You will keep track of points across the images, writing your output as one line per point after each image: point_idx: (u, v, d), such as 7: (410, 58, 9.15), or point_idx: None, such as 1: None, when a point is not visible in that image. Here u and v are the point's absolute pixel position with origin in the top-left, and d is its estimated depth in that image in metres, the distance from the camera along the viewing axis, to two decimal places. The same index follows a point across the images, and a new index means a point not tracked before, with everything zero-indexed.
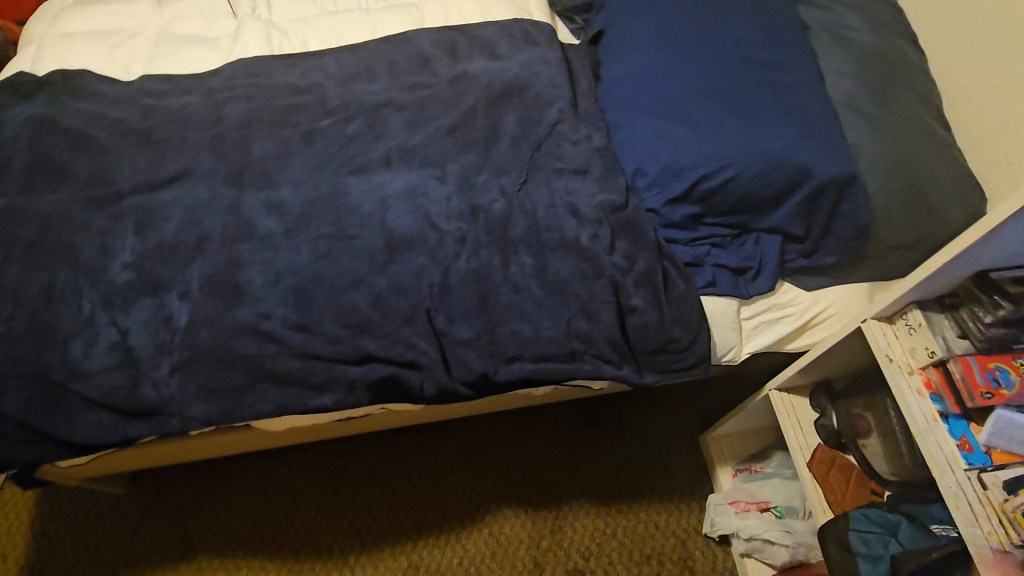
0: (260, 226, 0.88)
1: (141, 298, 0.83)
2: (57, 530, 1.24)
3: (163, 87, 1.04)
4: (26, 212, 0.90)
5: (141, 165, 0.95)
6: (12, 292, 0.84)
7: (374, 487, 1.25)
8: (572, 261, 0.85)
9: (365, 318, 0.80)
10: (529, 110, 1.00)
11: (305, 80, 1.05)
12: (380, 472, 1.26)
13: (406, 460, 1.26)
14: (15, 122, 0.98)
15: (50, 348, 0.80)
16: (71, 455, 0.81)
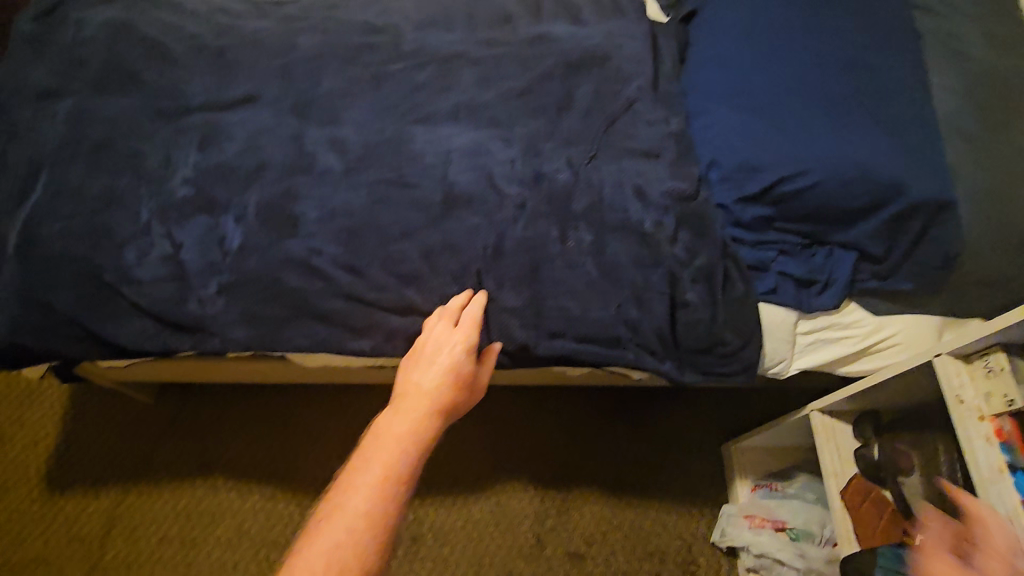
0: (320, 161, 0.87)
1: (197, 215, 0.83)
2: (86, 426, 1.29)
3: (239, 8, 1.03)
4: (96, 113, 0.90)
5: (210, 82, 0.94)
6: (74, 190, 0.85)
7: None
8: (632, 244, 0.82)
9: (414, 270, 0.79)
10: (608, 82, 0.95)
11: (381, 19, 1.02)
12: None
13: None
14: (92, 20, 0.98)
15: (106, 250, 0.82)
16: (111, 357, 0.83)
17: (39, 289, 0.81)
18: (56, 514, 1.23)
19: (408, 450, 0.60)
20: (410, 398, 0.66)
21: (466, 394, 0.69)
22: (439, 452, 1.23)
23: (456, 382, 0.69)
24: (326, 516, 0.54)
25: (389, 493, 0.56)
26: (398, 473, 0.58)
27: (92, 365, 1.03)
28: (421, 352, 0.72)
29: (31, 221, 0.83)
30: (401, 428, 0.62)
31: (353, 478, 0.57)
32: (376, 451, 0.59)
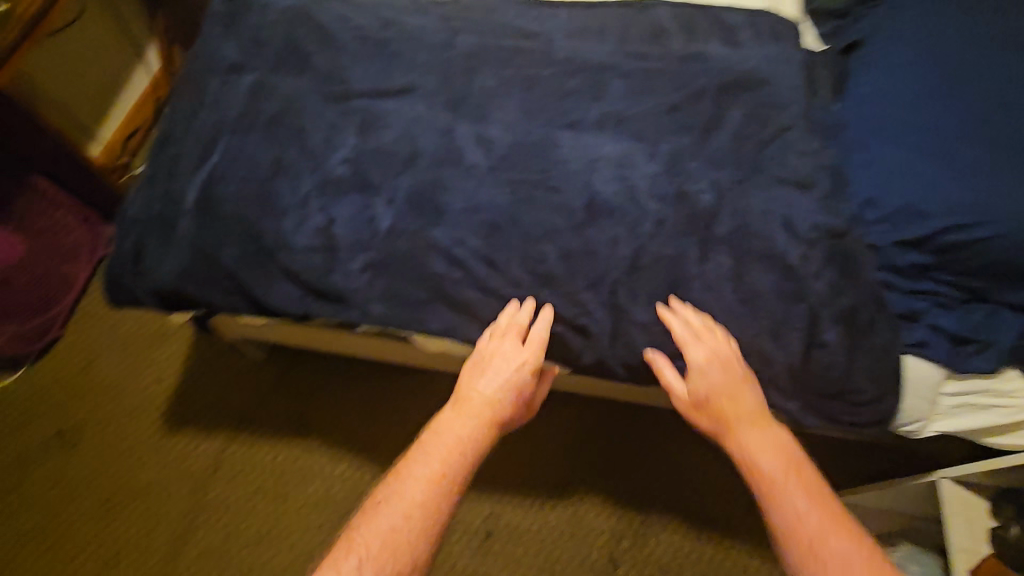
0: (468, 155, 0.90)
1: (352, 194, 0.89)
2: (204, 373, 1.41)
3: (403, 4, 1.09)
4: (273, 90, 0.99)
5: (373, 71, 1.01)
6: (247, 158, 0.93)
7: None
8: (773, 275, 0.79)
9: (548, 271, 0.81)
10: (761, 106, 0.93)
11: (536, 25, 1.05)
12: None
13: None
14: (276, 6, 1.07)
15: (269, 216, 0.89)
16: (258, 314, 0.90)
17: (208, 244, 0.89)
18: (164, 448, 1.34)
19: (466, 454, 0.68)
20: (470, 404, 0.73)
21: (521, 409, 0.76)
22: (522, 451, 1.24)
23: (514, 397, 0.75)
24: (384, 501, 0.64)
25: (440, 493, 0.65)
26: (450, 477, 0.66)
27: (230, 320, 1.12)
28: (487, 358, 0.77)
29: (209, 181, 0.92)
30: (457, 433, 0.70)
31: (410, 471, 0.66)
32: (433, 451, 0.68)
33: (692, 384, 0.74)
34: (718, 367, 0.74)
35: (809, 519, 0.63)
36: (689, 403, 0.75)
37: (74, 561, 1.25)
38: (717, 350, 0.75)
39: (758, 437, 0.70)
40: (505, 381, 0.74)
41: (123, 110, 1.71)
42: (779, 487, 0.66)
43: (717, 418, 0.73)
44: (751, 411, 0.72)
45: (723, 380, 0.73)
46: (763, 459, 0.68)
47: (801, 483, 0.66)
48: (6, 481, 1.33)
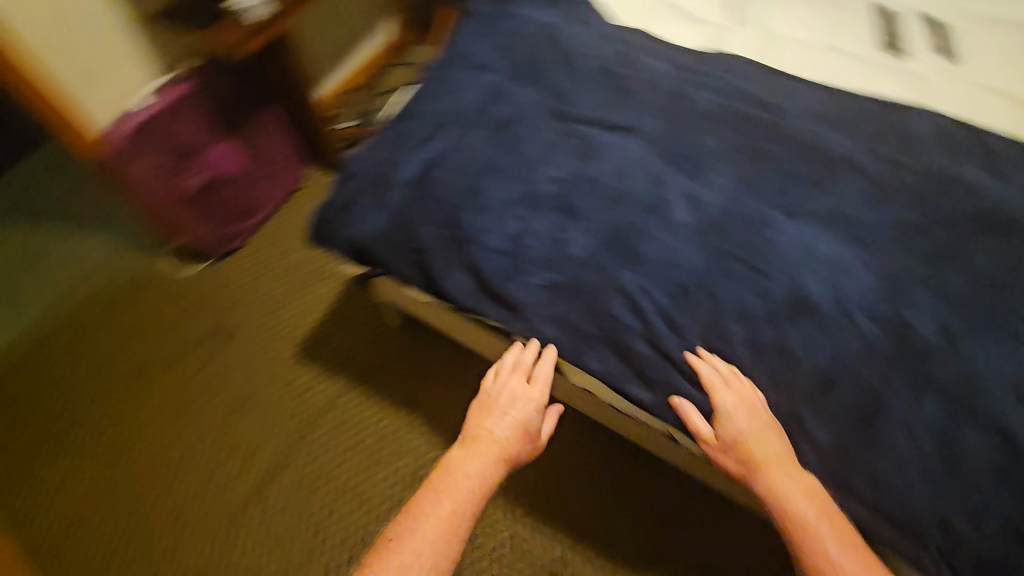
0: (673, 210, 0.88)
1: (549, 213, 0.91)
2: (343, 321, 1.53)
3: (646, 45, 1.11)
4: (508, 97, 1.05)
5: (601, 103, 1.03)
6: (467, 152, 0.99)
7: (563, 466, 1.24)
8: (989, 446, 0.70)
9: (734, 354, 0.79)
10: (1017, 253, 0.82)
11: (776, 98, 1.01)
12: (576, 461, 1.24)
13: (603, 467, 1.24)
14: (530, 21, 1.14)
15: (468, 209, 0.93)
16: (431, 294, 0.96)
17: (409, 218, 0.96)
18: (280, 374, 1.47)
19: (474, 490, 0.76)
20: (480, 443, 0.81)
21: (530, 447, 0.84)
22: (606, 506, 1.20)
23: (523, 437, 0.83)
24: (405, 539, 0.71)
25: (454, 533, 0.72)
26: (462, 515, 0.74)
27: (397, 289, 1.20)
28: (496, 403, 0.85)
29: (427, 162, 1.00)
30: (471, 470, 0.78)
31: (429, 509, 0.74)
32: (448, 487, 0.76)
33: (719, 431, 0.76)
34: (745, 413, 0.75)
35: (841, 564, 0.66)
36: (717, 446, 0.76)
37: (182, 440, 1.41)
38: (745, 396, 0.76)
39: (788, 480, 0.72)
40: (514, 421, 0.83)
41: (340, 85, 2.00)
42: (811, 533, 0.69)
43: (745, 459, 0.74)
44: (782, 457, 0.73)
45: (751, 431, 0.74)
46: (796, 504, 0.70)
47: (835, 532, 0.68)
48: (162, 351, 1.54)
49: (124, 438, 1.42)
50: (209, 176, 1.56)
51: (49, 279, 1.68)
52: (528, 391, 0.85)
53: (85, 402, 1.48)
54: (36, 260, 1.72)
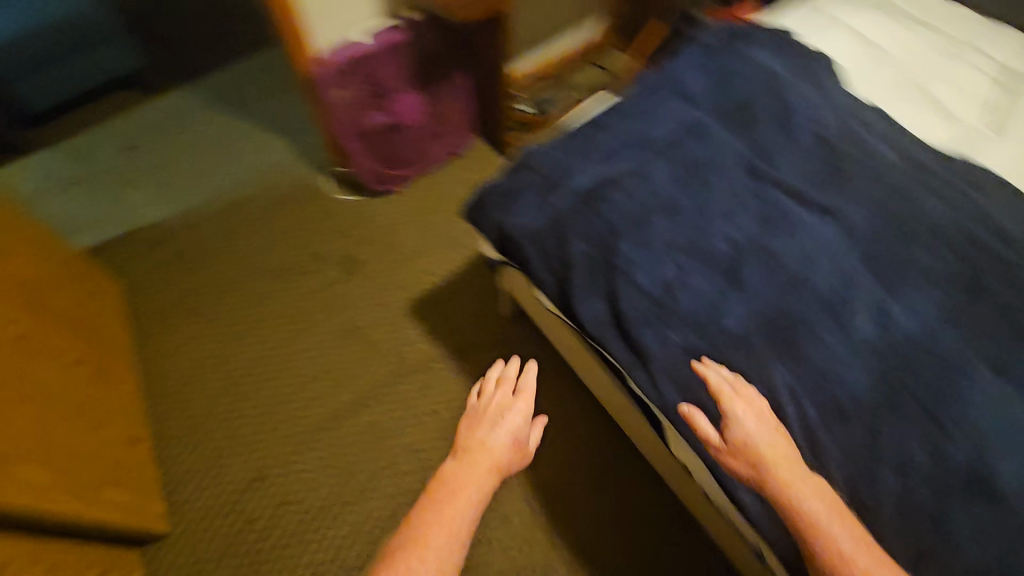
0: (854, 322, 0.80)
1: (714, 275, 0.85)
2: (460, 293, 1.58)
3: (879, 125, 0.99)
4: (708, 138, 0.98)
5: (807, 176, 0.94)
6: (647, 182, 0.95)
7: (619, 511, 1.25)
8: None
9: (878, 506, 0.70)
10: None
11: (1018, 234, 0.86)
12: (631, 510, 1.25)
13: (656, 527, 1.23)
14: (756, 64, 1.06)
15: (630, 241, 0.89)
16: (560, 309, 0.94)
17: (566, 228, 0.94)
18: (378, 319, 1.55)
19: (471, 495, 0.75)
20: (477, 457, 0.79)
21: (521, 456, 0.83)
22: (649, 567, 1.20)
23: (513, 449, 0.83)
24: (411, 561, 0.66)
25: (455, 541, 0.69)
26: (462, 520, 0.72)
27: (525, 287, 1.21)
28: (493, 416, 0.86)
29: (602, 179, 0.96)
30: (470, 487, 0.75)
31: (433, 523, 0.70)
32: (452, 501, 0.73)
33: (730, 437, 0.71)
34: (756, 418, 0.72)
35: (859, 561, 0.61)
36: (730, 454, 0.71)
37: (275, 346, 1.52)
38: (755, 402, 0.74)
39: (796, 478, 0.67)
40: (510, 435, 0.83)
41: (533, 71, 2.01)
42: (834, 544, 0.62)
43: (756, 463, 0.69)
44: (795, 463, 0.69)
45: (761, 437, 0.70)
46: (815, 509, 0.65)
47: (841, 528, 0.64)
48: (287, 263, 1.67)
49: (247, 324, 1.56)
50: (391, 118, 1.66)
51: (232, 166, 1.89)
52: (518, 404, 0.87)
53: (227, 281, 1.65)
54: (229, 145, 1.93)
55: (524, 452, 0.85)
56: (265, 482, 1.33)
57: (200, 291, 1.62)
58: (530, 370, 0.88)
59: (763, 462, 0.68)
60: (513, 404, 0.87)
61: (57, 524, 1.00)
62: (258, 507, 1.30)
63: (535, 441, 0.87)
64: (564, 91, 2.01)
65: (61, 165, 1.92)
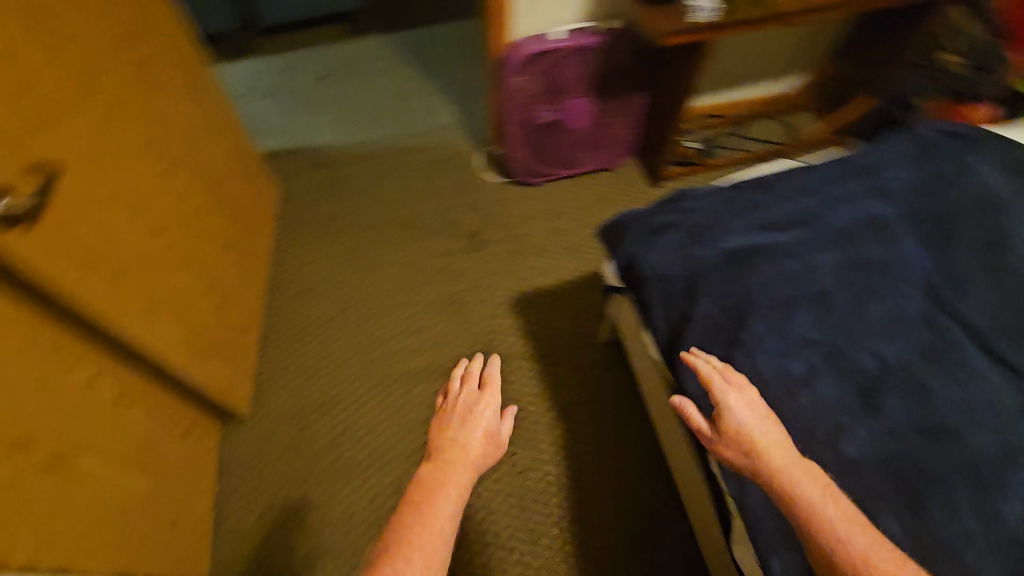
0: (1001, 501, 0.68)
1: (846, 388, 0.77)
2: (567, 303, 1.59)
3: None
4: (891, 240, 0.88)
5: (996, 320, 0.81)
6: (806, 266, 0.87)
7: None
8: None
9: None
10: None
11: None
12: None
13: None
14: (977, 178, 0.93)
15: (765, 319, 0.83)
16: (665, 358, 0.90)
17: (700, 280, 0.89)
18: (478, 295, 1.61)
19: (450, 493, 0.74)
20: (454, 464, 0.78)
21: (494, 452, 0.84)
22: None
23: (487, 444, 0.83)
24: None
25: (442, 544, 0.68)
26: (445, 521, 0.71)
27: (634, 324, 1.19)
28: (463, 413, 0.86)
29: (757, 244, 0.90)
30: (450, 497, 0.74)
31: (420, 532, 0.68)
32: (434, 511, 0.71)
33: (723, 429, 0.71)
34: (746, 408, 0.72)
35: (850, 540, 0.61)
36: (726, 446, 0.71)
37: (380, 285, 1.64)
38: (744, 390, 0.75)
39: (785, 459, 0.67)
40: (484, 435, 0.83)
41: (713, 110, 1.94)
42: (832, 531, 0.62)
43: (747, 452, 0.69)
44: (788, 450, 0.69)
45: (753, 426, 0.71)
46: (813, 496, 0.64)
47: (831, 500, 0.64)
48: (417, 218, 1.77)
49: (368, 263, 1.68)
50: (557, 116, 1.69)
51: (404, 117, 2.02)
52: (490, 398, 0.88)
53: (365, 219, 1.77)
54: (406, 99, 2.07)
55: (499, 445, 0.85)
56: (335, 408, 1.42)
57: (341, 221, 1.77)
58: (495, 368, 0.89)
59: (756, 452, 0.68)
60: (489, 399, 0.87)
61: (173, 377, 1.14)
62: (323, 426, 1.39)
63: (508, 432, 0.87)
64: (740, 139, 1.91)
65: (267, 75, 2.16)
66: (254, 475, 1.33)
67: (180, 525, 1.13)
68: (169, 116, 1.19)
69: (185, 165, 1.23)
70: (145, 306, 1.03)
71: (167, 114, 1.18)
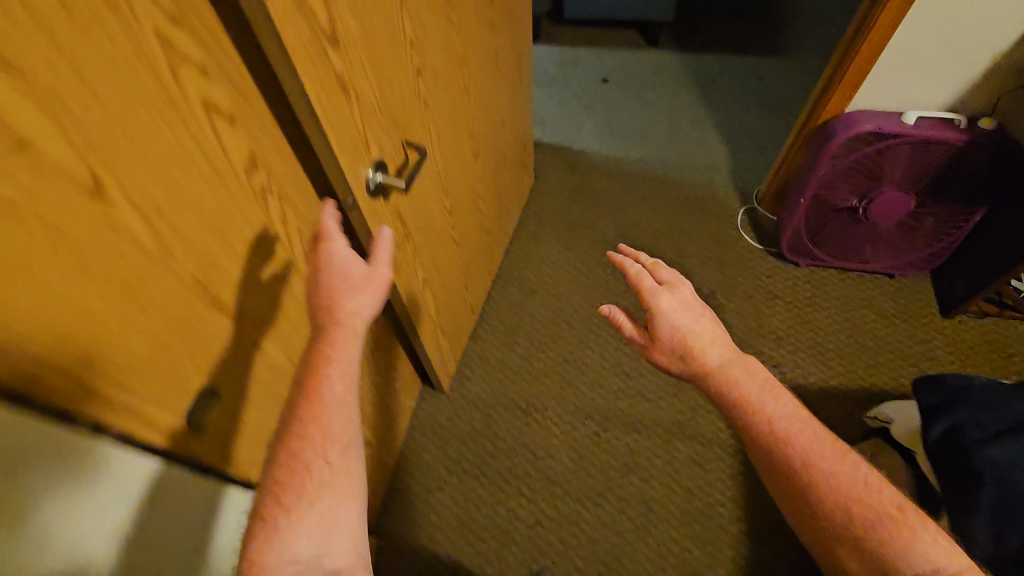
0: None
1: None
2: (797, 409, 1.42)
3: None
4: None
5: None
6: None
7: None
8: None
9: None
10: None
11: None
12: None
13: None
14: None
15: None
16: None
17: None
18: None
19: (330, 357, 0.61)
20: (328, 327, 0.64)
21: (370, 290, 0.67)
22: None
23: (361, 285, 0.67)
24: (308, 467, 0.56)
25: (338, 412, 0.59)
26: (336, 386, 0.60)
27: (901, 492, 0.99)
28: (311, 269, 0.67)
29: None
30: (334, 362, 0.61)
31: (311, 412, 0.58)
32: (322, 378, 0.60)
33: (655, 328, 0.82)
34: (680, 307, 0.81)
35: (790, 433, 0.73)
36: (661, 344, 0.82)
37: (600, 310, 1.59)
38: (678, 288, 0.83)
39: (721, 362, 0.79)
40: (349, 281, 0.66)
41: None
42: (766, 418, 0.75)
43: (683, 355, 0.81)
44: (721, 346, 0.80)
45: (680, 321, 0.80)
46: (740, 383, 0.77)
47: (764, 395, 0.76)
48: (657, 254, 1.68)
49: (594, 283, 1.64)
50: (860, 205, 1.46)
51: (675, 143, 1.92)
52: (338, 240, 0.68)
53: (603, 237, 1.72)
54: (681, 125, 1.96)
55: (367, 281, 0.67)
56: (524, 417, 1.43)
57: (579, 230, 1.74)
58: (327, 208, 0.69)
59: (684, 347, 0.80)
60: (336, 239, 0.68)
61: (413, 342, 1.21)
62: (509, 429, 1.41)
63: (386, 254, 0.71)
64: None
65: (554, 60, 2.16)
66: (434, 447, 1.39)
67: (372, 472, 1.21)
68: (491, 103, 1.23)
69: (486, 152, 1.26)
70: (424, 279, 1.08)
71: (491, 101, 1.22)
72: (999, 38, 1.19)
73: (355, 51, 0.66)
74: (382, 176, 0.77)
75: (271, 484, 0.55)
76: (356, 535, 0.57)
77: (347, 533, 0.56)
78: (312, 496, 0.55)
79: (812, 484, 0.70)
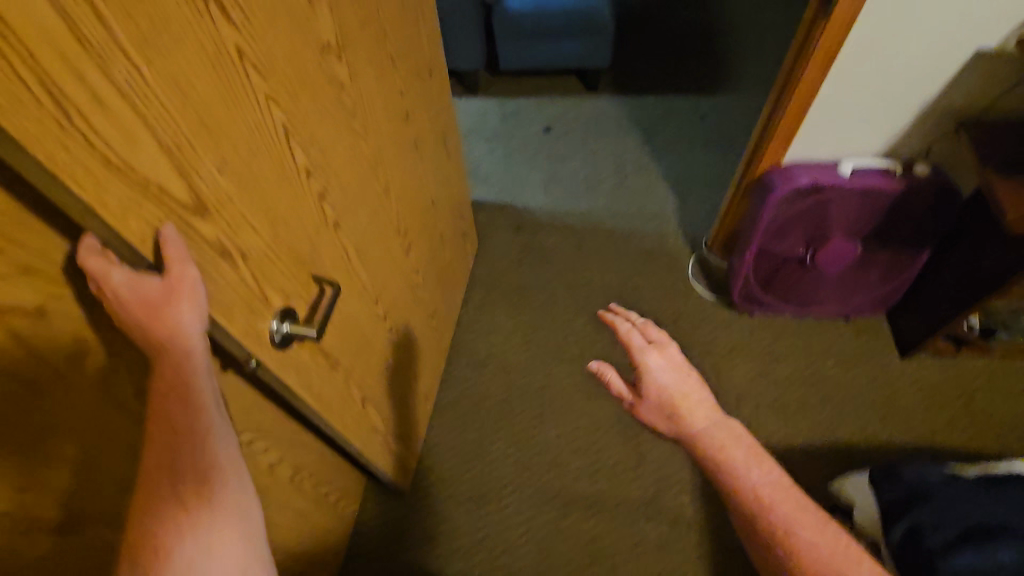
0: None
1: None
2: None
3: None
4: None
5: None
6: None
7: None
8: None
9: None
10: None
11: None
12: None
13: None
14: None
15: None
16: None
17: None
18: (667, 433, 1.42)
19: (164, 386, 0.54)
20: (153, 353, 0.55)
21: (171, 297, 0.54)
22: None
23: (161, 297, 0.54)
24: (172, 500, 0.52)
25: (192, 433, 0.54)
26: (180, 407, 0.54)
27: None
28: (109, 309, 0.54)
29: None
30: (172, 384, 0.54)
31: (161, 442, 0.53)
32: (162, 405, 0.54)
33: (644, 390, 0.77)
34: (670, 370, 0.77)
35: (775, 510, 0.68)
36: (648, 406, 0.77)
37: (554, 381, 1.51)
38: (668, 350, 0.79)
39: (705, 419, 0.75)
40: (152, 300, 0.54)
41: None
42: (750, 487, 0.69)
43: (671, 416, 0.76)
44: (709, 409, 0.75)
45: (670, 382, 0.76)
46: (729, 448, 0.72)
47: (751, 461, 0.71)
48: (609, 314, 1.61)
49: (546, 351, 1.56)
50: (807, 254, 1.42)
51: (621, 193, 1.87)
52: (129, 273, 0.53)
53: (555, 300, 1.65)
54: (626, 174, 1.92)
55: (173, 298, 0.54)
56: (478, 508, 1.34)
57: (530, 294, 1.67)
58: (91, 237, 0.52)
59: (673, 411, 0.75)
60: (115, 272, 0.52)
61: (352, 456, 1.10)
62: (462, 524, 1.32)
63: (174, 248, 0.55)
64: None
65: (494, 114, 2.12)
66: (383, 552, 1.30)
67: None
68: (412, 190, 1.16)
69: (416, 240, 1.19)
70: (361, 398, 1.03)
71: (411, 188, 1.15)
72: (919, 100, 1.15)
73: (206, 209, 0.58)
74: (290, 324, 0.74)
75: (135, 538, 0.50)
76: (252, 544, 0.55)
77: (241, 546, 0.54)
78: (183, 531, 0.51)
79: (797, 562, 0.65)
